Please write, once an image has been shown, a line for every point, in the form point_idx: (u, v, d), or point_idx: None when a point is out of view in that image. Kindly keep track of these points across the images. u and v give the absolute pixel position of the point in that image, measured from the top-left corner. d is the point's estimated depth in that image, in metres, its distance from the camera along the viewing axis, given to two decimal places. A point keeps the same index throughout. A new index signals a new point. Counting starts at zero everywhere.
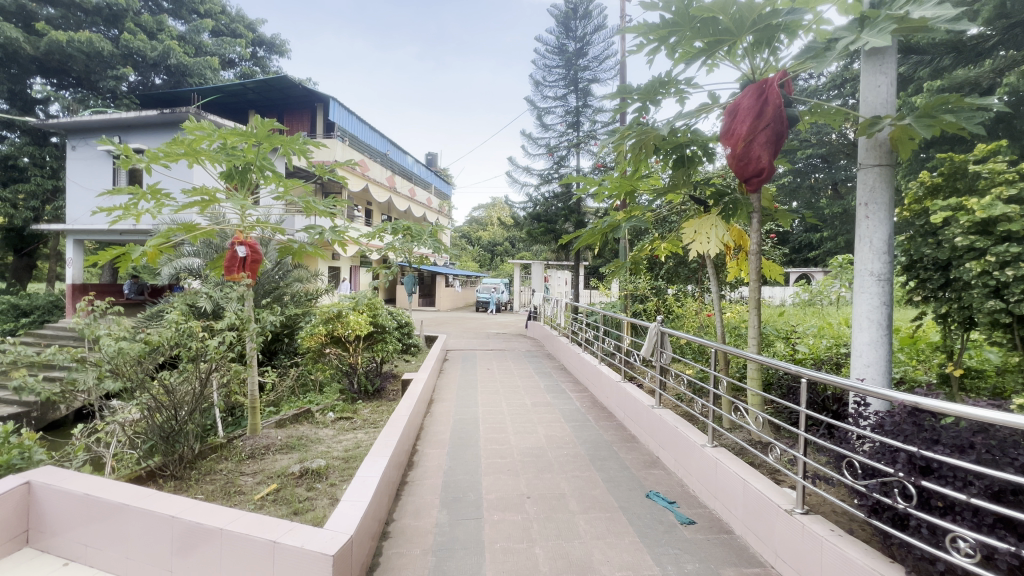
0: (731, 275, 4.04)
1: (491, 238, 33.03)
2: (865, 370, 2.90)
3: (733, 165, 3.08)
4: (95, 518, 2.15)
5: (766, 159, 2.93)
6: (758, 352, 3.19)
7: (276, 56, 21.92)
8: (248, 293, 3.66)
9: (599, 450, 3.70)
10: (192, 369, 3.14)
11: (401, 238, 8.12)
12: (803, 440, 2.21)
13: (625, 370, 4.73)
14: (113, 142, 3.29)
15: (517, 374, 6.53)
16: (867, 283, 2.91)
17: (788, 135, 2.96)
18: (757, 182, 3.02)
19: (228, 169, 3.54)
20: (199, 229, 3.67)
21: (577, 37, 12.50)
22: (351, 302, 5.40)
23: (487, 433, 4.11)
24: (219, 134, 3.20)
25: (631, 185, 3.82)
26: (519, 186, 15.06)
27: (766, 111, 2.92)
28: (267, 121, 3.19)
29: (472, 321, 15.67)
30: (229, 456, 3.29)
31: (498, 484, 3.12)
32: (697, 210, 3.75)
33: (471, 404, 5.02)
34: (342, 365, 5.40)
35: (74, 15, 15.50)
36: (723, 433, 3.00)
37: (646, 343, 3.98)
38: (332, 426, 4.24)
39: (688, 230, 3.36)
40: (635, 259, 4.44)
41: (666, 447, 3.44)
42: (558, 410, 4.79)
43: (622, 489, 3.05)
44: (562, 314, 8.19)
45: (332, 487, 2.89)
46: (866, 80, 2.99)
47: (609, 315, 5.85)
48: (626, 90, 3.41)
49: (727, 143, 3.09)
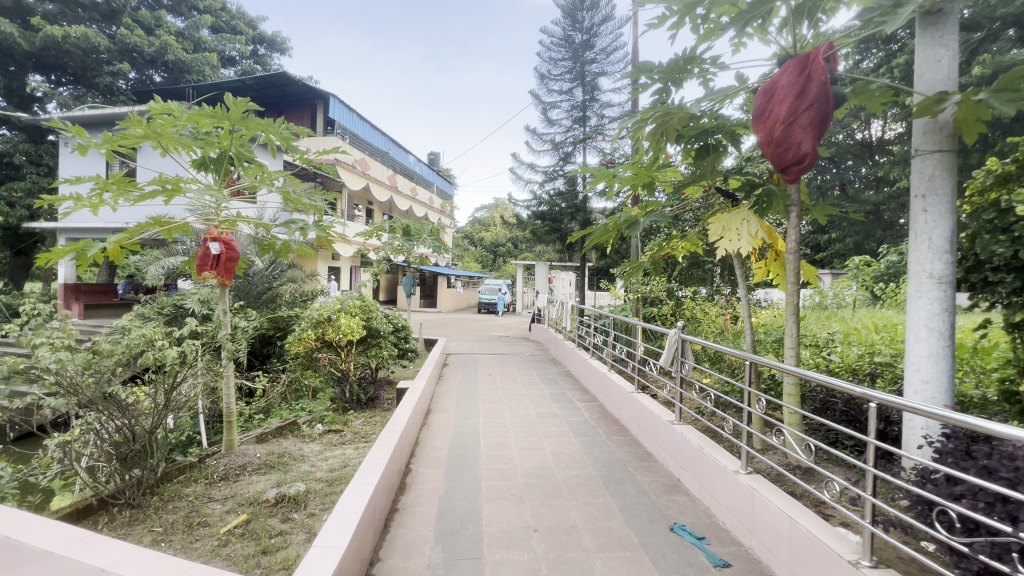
0: (758, 277, 3.67)
1: (494, 239, 32.60)
2: (923, 388, 2.53)
3: (768, 152, 2.71)
4: (15, 566, 1.78)
5: (810, 144, 2.56)
6: (795, 364, 2.81)
7: (276, 54, 21.62)
8: (224, 295, 3.30)
9: (613, 471, 3.33)
10: (158, 380, 2.80)
11: (400, 237, 7.82)
12: (872, 477, 1.84)
13: (638, 379, 4.36)
14: (68, 123, 2.90)
15: (520, 382, 6.15)
16: (926, 286, 2.53)
17: (834, 117, 2.58)
18: (796, 171, 2.65)
19: (202, 156, 3.19)
20: (167, 223, 3.33)
21: (583, 29, 12.14)
22: (342, 304, 5.06)
23: (489, 450, 3.73)
24: (189, 116, 2.86)
25: (650, 176, 3.43)
26: (522, 183, 14.64)
27: (809, 90, 2.54)
28: (240, 101, 2.82)
29: (474, 323, 15.30)
30: (198, 478, 2.94)
31: (500, 514, 2.76)
32: (723, 205, 3.37)
33: (471, 416, 4.65)
34: (334, 372, 5.06)
35: (71, 11, 15.28)
36: (758, 457, 2.63)
37: (664, 352, 3.60)
38: (319, 440, 3.88)
39: (715, 227, 2.97)
40: (652, 259, 4.01)
41: (689, 470, 3.07)
42: (565, 423, 4.42)
43: (641, 521, 2.68)
44: (568, 317, 7.81)
45: (311, 518, 2.52)
46: (922, 54, 2.62)
47: (620, 319, 5.46)
48: (647, 67, 2.97)
49: (760, 127, 2.72)
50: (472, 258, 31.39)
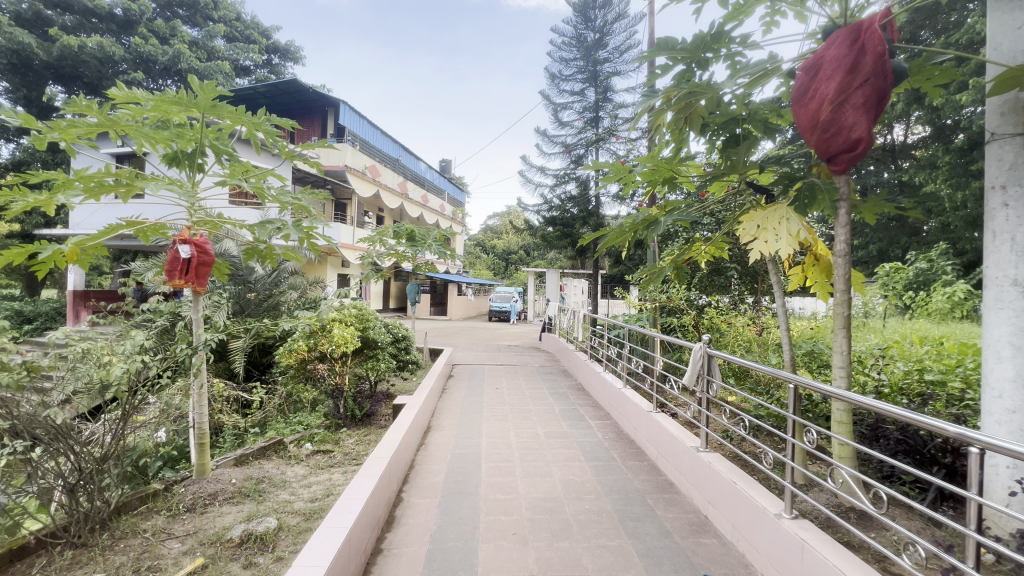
0: (794, 285, 3.27)
1: (505, 246, 32.23)
2: (1007, 418, 2.10)
3: (813, 138, 2.31)
4: None
5: (865, 126, 2.17)
6: (847, 387, 2.39)
7: (290, 62, 21.74)
8: (196, 304, 3.00)
9: (630, 505, 2.94)
10: (115, 410, 2.62)
11: (404, 243, 7.64)
12: (975, 543, 1.43)
13: (657, 397, 3.97)
14: (11, 108, 2.50)
15: (529, 396, 5.76)
16: (1009, 296, 2.10)
17: (892, 97, 2.19)
18: (846, 160, 2.25)
19: (172, 150, 2.87)
20: (140, 223, 2.95)
21: (596, 27, 11.83)
22: (338, 313, 4.75)
23: (491, 476, 3.36)
24: (154, 102, 2.55)
25: (671, 170, 3.03)
26: (532, 187, 14.33)
27: (862, 64, 2.16)
28: (208, 86, 2.51)
29: (483, 331, 14.98)
30: (160, 509, 2.62)
31: (498, 559, 2.37)
32: (754, 203, 2.98)
33: (474, 435, 4.28)
34: (327, 386, 4.74)
35: (88, 22, 15.49)
36: (804, 498, 2.22)
37: (688, 368, 3.19)
38: (305, 462, 3.55)
39: (748, 226, 2.58)
40: (673, 264, 3.60)
41: (719, 506, 2.67)
42: (575, 444, 4.03)
43: (665, 570, 2.28)
44: (580, 326, 7.41)
45: (277, 564, 2.17)
46: (997, 22, 2.21)
47: (636, 329, 5.07)
48: (668, 42, 2.59)
49: (802, 110, 2.33)
50: (483, 265, 31.11)
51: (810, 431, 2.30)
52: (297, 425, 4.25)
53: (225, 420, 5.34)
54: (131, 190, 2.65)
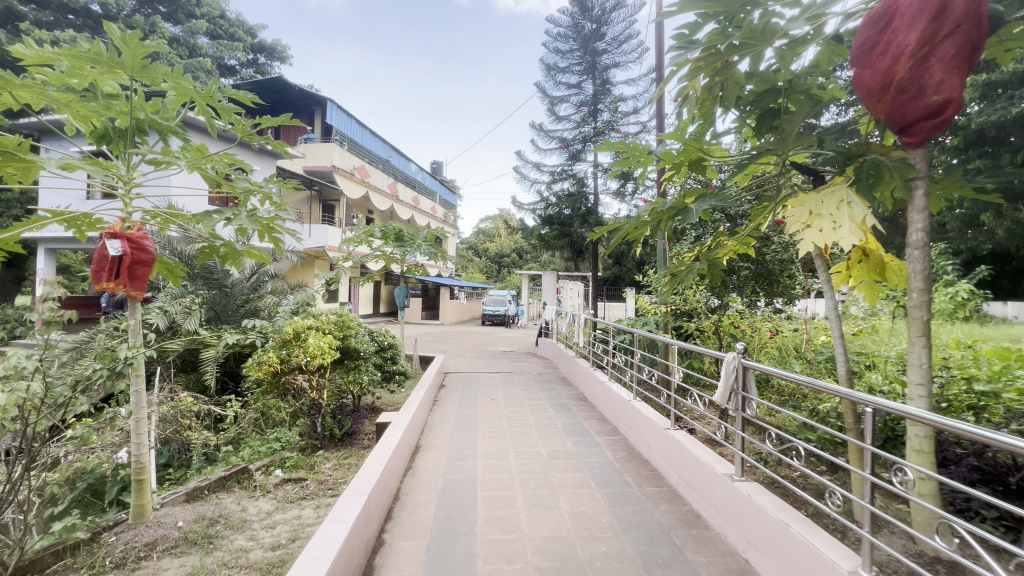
0: (837, 284, 2.82)
1: (498, 249, 31.70)
2: None
3: (885, 104, 1.89)
4: None
5: (954, 85, 1.76)
6: (927, 408, 1.94)
7: (276, 62, 21.18)
8: (134, 313, 2.50)
9: (654, 547, 2.49)
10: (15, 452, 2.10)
11: (392, 242, 7.20)
12: None
13: (675, 412, 3.51)
14: None
15: (528, 409, 5.28)
16: None
17: (986, 47, 1.76)
18: (924, 130, 1.86)
19: (99, 126, 2.36)
20: (68, 214, 2.42)
21: (593, 17, 11.49)
22: (315, 319, 4.23)
23: (488, 510, 2.90)
24: (66, 62, 2.04)
25: (701, 152, 2.52)
26: (528, 183, 13.91)
27: (953, 6, 1.70)
28: (133, 39, 2.03)
29: (476, 336, 14.49)
30: (79, 569, 2.12)
31: None
32: (797, 191, 2.54)
33: (469, 457, 3.80)
34: (303, 403, 4.23)
35: (62, 18, 14.82)
36: (881, 548, 1.78)
37: (717, 383, 2.73)
38: (272, 494, 3.06)
39: (797, 212, 2.14)
40: (703, 259, 2.97)
41: (763, 550, 2.22)
42: (584, 467, 3.56)
43: None
44: (581, 331, 6.96)
45: None
46: None
47: (646, 335, 4.60)
48: None
49: (869, 70, 1.90)
50: (476, 268, 30.74)
51: (897, 468, 1.82)
52: (271, 443, 3.77)
53: (196, 438, 4.91)
54: (31, 170, 2.13)
